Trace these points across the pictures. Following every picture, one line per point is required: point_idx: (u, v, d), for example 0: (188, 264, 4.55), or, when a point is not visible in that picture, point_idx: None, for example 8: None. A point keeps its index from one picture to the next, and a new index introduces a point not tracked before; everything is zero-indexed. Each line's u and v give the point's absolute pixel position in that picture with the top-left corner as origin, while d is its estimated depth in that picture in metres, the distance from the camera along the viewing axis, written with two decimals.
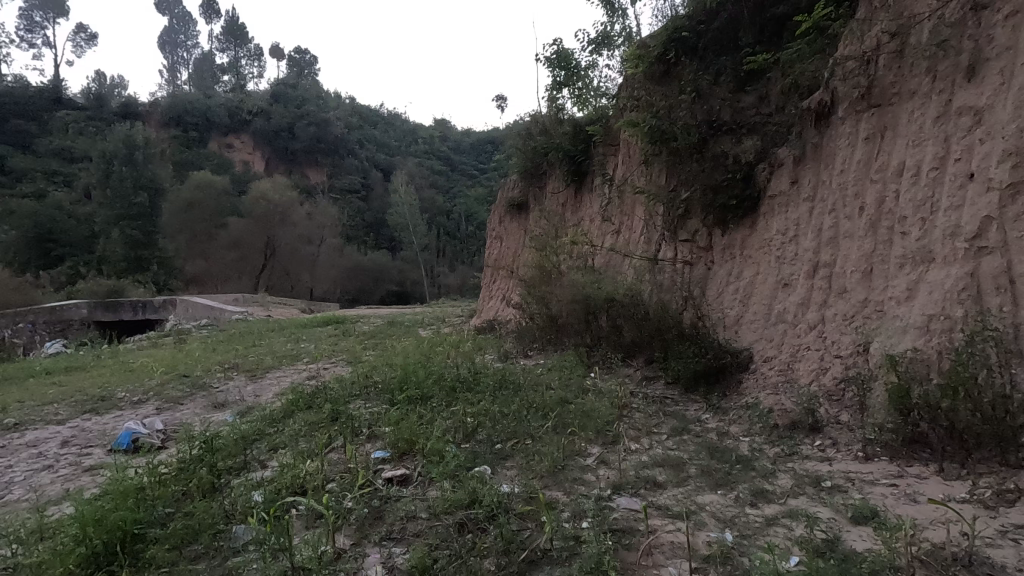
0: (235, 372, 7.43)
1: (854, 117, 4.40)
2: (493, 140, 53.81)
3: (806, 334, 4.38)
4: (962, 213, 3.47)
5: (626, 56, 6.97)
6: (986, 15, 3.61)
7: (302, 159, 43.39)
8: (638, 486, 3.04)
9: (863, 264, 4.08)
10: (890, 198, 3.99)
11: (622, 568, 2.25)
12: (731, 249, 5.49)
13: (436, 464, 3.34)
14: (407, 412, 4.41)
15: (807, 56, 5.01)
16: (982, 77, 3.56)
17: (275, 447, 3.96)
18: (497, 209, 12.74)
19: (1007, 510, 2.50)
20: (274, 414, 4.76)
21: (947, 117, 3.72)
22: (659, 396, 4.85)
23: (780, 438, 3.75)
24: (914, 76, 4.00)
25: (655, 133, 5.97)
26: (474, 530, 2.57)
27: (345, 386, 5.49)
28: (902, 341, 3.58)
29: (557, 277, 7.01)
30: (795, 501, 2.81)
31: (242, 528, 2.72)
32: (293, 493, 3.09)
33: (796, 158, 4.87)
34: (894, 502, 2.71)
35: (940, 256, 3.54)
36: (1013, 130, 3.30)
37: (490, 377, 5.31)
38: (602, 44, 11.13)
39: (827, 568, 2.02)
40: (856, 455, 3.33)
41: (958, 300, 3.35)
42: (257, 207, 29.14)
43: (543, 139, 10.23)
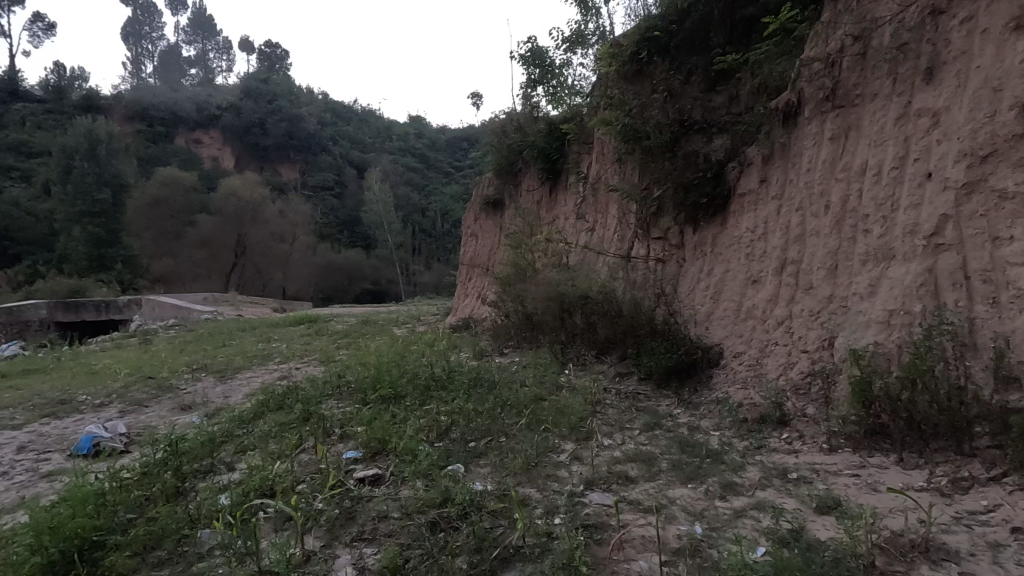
0: (204, 373, 7.27)
1: (819, 117, 4.50)
2: (469, 138, 53.55)
3: (774, 330, 4.48)
4: (920, 212, 3.58)
5: (600, 55, 7.05)
6: (944, 19, 3.72)
7: (274, 155, 42.58)
8: (610, 481, 3.07)
9: (829, 261, 4.17)
10: (854, 197, 4.09)
11: (594, 562, 2.27)
12: (702, 246, 5.58)
13: (408, 463, 3.32)
14: (380, 411, 4.37)
15: (774, 57, 5.12)
16: (939, 79, 3.68)
17: (243, 449, 3.87)
18: (473, 207, 12.71)
19: (962, 497, 2.59)
20: (244, 415, 4.67)
21: (907, 118, 3.84)
22: (631, 392, 4.90)
23: (749, 432, 3.81)
24: (877, 78, 4.11)
25: (627, 132, 6.04)
26: (446, 529, 2.55)
27: (318, 385, 5.41)
28: (865, 335, 3.70)
29: (532, 274, 7.04)
30: (762, 493, 2.87)
31: (208, 533, 2.64)
32: (263, 495, 3.03)
33: (764, 157, 4.97)
34: (856, 492, 2.79)
35: (900, 253, 3.66)
36: (967, 132, 3.42)
37: (464, 376, 5.28)
38: (576, 42, 11.26)
39: (793, 558, 2.07)
40: (821, 447, 3.41)
41: (917, 296, 3.46)
42: (227, 204, 28.47)
43: (518, 137, 10.25)
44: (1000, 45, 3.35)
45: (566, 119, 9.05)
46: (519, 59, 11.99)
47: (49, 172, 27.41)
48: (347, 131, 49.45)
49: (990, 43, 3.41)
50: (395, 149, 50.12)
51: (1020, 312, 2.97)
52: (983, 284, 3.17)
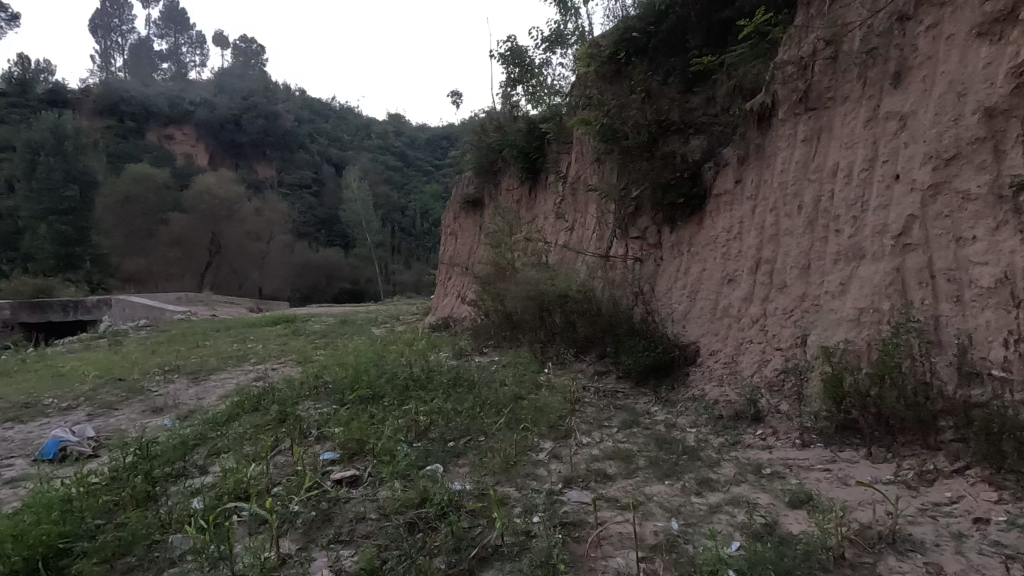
0: (177, 374, 7.11)
1: (793, 119, 4.59)
2: (449, 137, 53.26)
3: (749, 328, 4.56)
4: (889, 213, 3.68)
5: (579, 55, 7.11)
6: (911, 25, 3.82)
7: (250, 152, 41.87)
8: (589, 479, 3.09)
9: (802, 260, 4.26)
10: (826, 198, 4.19)
11: (572, 560, 2.28)
12: (679, 245, 5.65)
13: (386, 463, 3.29)
14: (358, 411, 4.33)
15: (749, 60, 5.16)
16: (906, 83, 3.78)
17: (216, 452, 3.80)
18: (453, 205, 12.68)
19: (927, 489, 2.67)
20: (218, 417, 4.58)
21: (876, 121, 3.94)
22: (610, 390, 4.94)
23: (724, 428, 3.87)
24: (847, 82, 4.20)
25: (606, 132, 6.09)
26: (425, 529, 2.54)
27: (295, 386, 5.35)
28: (836, 333, 3.79)
29: (512, 273, 7.04)
30: (737, 488, 2.92)
31: (180, 537, 2.59)
32: (237, 498, 2.98)
33: (740, 158, 5.05)
34: (827, 486, 2.86)
35: (870, 252, 3.75)
36: (932, 135, 3.52)
37: (444, 375, 5.26)
38: (555, 42, 11.31)
39: (766, 551, 2.11)
40: (794, 442, 3.48)
41: (886, 294, 3.56)
42: (202, 202, 27.91)
43: (497, 136, 10.25)
44: (964, 51, 3.45)
45: (546, 119, 9.08)
46: (498, 58, 11.99)
47: (13, 167, 26.52)
48: (325, 128, 48.84)
49: (955, 48, 3.51)
50: (375, 147, 49.58)
51: (981, 310, 3.08)
52: (947, 282, 3.27)
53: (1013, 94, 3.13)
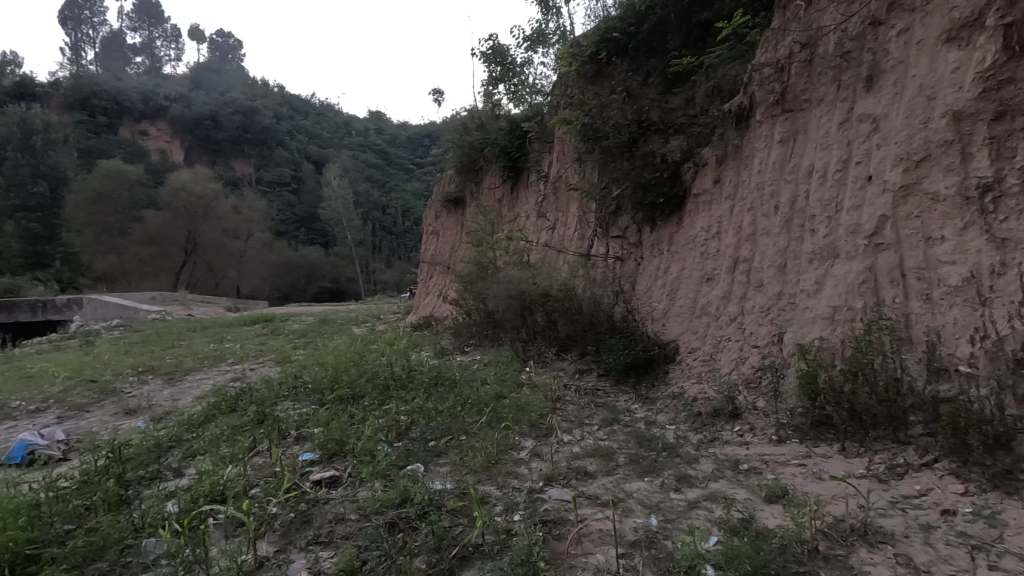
0: (151, 375, 6.96)
1: (770, 120, 4.67)
2: (430, 135, 52.95)
3: (727, 326, 4.63)
4: (862, 213, 3.77)
5: (560, 55, 7.14)
6: (883, 30, 3.90)
7: (227, 149, 41.12)
8: (569, 477, 3.10)
9: (779, 259, 4.33)
10: (801, 198, 4.26)
11: (552, 557, 2.29)
12: (659, 245, 5.71)
13: (366, 464, 3.27)
14: (337, 411, 4.29)
15: (727, 61, 5.27)
16: (879, 87, 3.87)
17: (192, 454, 3.73)
18: (434, 204, 12.63)
19: (898, 482, 2.74)
20: (194, 418, 4.50)
21: (849, 124, 4.03)
22: (591, 388, 4.96)
23: (703, 425, 3.92)
24: (822, 84, 4.29)
25: (587, 131, 6.14)
26: (405, 529, 2.53)
27: (273, 386, 5.28)
28: (811, 331, 3.87)
29: (493, 272, 7.04)
30: (715, 484, 2.96)
31: (153, 541, 2.54)
32: (213, 500, 2.93)
33: (718, 159, 5.12)
34: (802, 480, 2.92)
35: (843, 252, 3.84)
36: (903, 137, 3.61)
37: (425, 374, 5.24)
38: (537, 41, 11.33)
39: (742, 546, 2.15)
40: (770, 438, 3.53)
41: (859, 292, 3.64)
42: (177, 200, 27.34)
43: (479, 135, 10.24)
44: (933, 56, 3.54)
45: (527, 118, 9.09)
46: (480, 56, 11.99)
47: None
48: (305, 125, 48.20)
49: (924, 53, 3.60)
50: (355, 145, 49.06)
51: (949, 307, 3.16)
52: (917, 281, 3.36)
53: (980, 98, 3.22)
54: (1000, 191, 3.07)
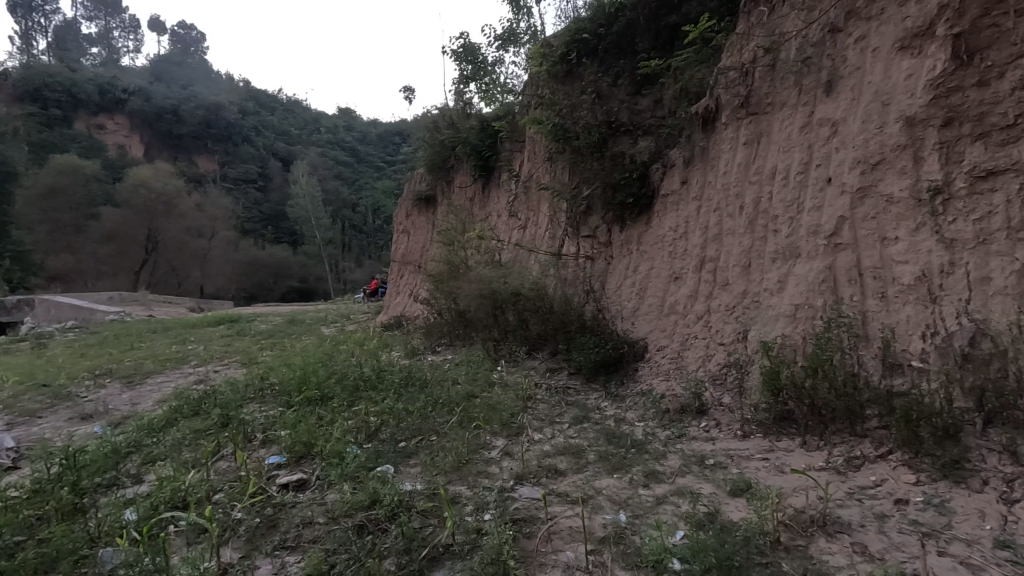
0: (108, 379, 6.70)
1: (735, 123, 4.78)
2: (401, 133, 52.42)
3: (694, 324, 4.72)
4: (822, 214, 3.89)
5: (531, 54, 7.18)
6: (842, 37, 4.03)
7: (190, 144, 39.89)
8: (540, 475, 3.12)
9: (744, 258, 4.44)
10: (765, 199, 4.38)
11: (522, 556, 2.29)
12: (629, 244, 5.79)
13: (335, 466, 3.22)
14: (305, 413, 4.22)
15: (693, 64, 5.37)
16: (837, 92, 4.00)
17: (152, 460, 3.61)
18: (405, 202, 12.53)
19: (855, 474, 2.84)
20: (154, 422, 4.35)
21: (810, 127, 4.15)
22: (562, 387, 4.99)
23: (671, 421, 3.98)
24: (785, 89, 4.41)
25: (557, 131, 6.21)
26: (374, 531, 2.51)
27: (239, 389, 5.15)
28: (774, 328, 3.98)
29: (464, 272, 7.02)
30: (682, 479, 3.02)
31: (110, 550, 2.44)
32: (174, 508, 2.84)
33: (686, 160, 5.21)
34: (766, 474, 3.00)
35: (805, 251, 3.96)
36: (860, 141, 3.73)
37: (395, 375, 5.18)
38: (508, 40, 11.37)
39: (708, 539, 2.20)
40: (735, 433, 3.61)
41: (820, 291, 3.77)
42: (137, 196, 26.42)
43: (450, 133, 10.20)
44: (888, 63, 3.67)
45: (498, 117, 9.09)
46: (451, 55, 11.96)
47: None
48: (271, 121, 47.13)
49: (880, 60, 3.73)
50: (325, 141, 48.16)
51: (903, 305, 3.30)
52: (874, 279, 3.49)
53: (931, 105, 3.35)
54: (948, 194, 3.22)
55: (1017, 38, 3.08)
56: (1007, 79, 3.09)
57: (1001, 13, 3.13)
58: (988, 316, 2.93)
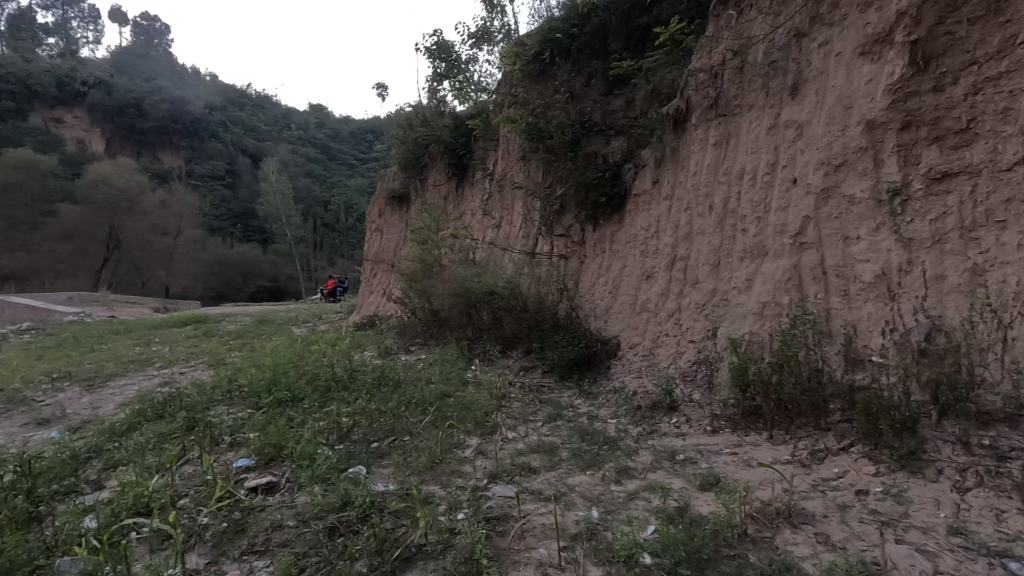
0: (67, 382, 6.46)
1: (705, 124, 4.87)
2: (374, 130, 51.80)
3: (666, 322, 4.79)
4: (788, 214, 4.00)
5: (504, 53, 7.19)
6: (806, 41, 4.15)
7: (154, 139, 38.69)
8: (513, 473, 3.13)
9: (713, 257, 4.53)
10: (734, 199, 4.47)
11: (495, 554, 2.29)
12: (602, 243, 5.84)
13: (306, 468, 3.17)
14: (275, 415, 4.14)
15: (664, 65, 5.46)
16: (803, 95, 4.10)
17: (113, 465, 3.49)
18: (378, 200, 12.40)
19: (819, 466, 2.92)
20: (116, 426, 4.21)
21: (777, 129, 4.25)
22: (536, 385, 5.01)
23: (643, 418, 4.03)
24: (752, 91, 4.51)
25: (531, 130, 6.19)
26: (346, 533, 2.48)
27: (206, 391, 5.02)
28: (743, 325, 4.07)
29: (438, 271, 6.98)
30: (653, 475, 3.07)
31: (68, 560, 2.36)
32: (137, 514, 2.76)
33: (657, 160, 5.28)
34: (734, 468, 3.06)
35: (771, 250, 4.06)
36: (824, 143, 3.84)
37: (367, 375, 5.13)
38: (482, 38, 11.35)
39: (678, 533, 2.24)
40: (705, 429, 3.68)
41: (786, 289, 3.87)
42: (97, 193, 25.50)
43: (424, 131, 10.12)
44: (850, 68, 3.78)
45: (472, 116, 9.07)
46: (425, 52, 11.88)
47: None
48: (240, 116, 46.04)
49: (842, 65, 3.84)
50: (295, 138, 47.28)
51: (864, 302, 3.41)
52: (837, 277, 3.60)
53: (890, 109, 3.47)
54: (906, 195, 3.34)
55: (970, 45, 3.20)
56: (961, 85, 3.21)
57: (955, 21, 3.25)
58: (943, 312, 3.05)
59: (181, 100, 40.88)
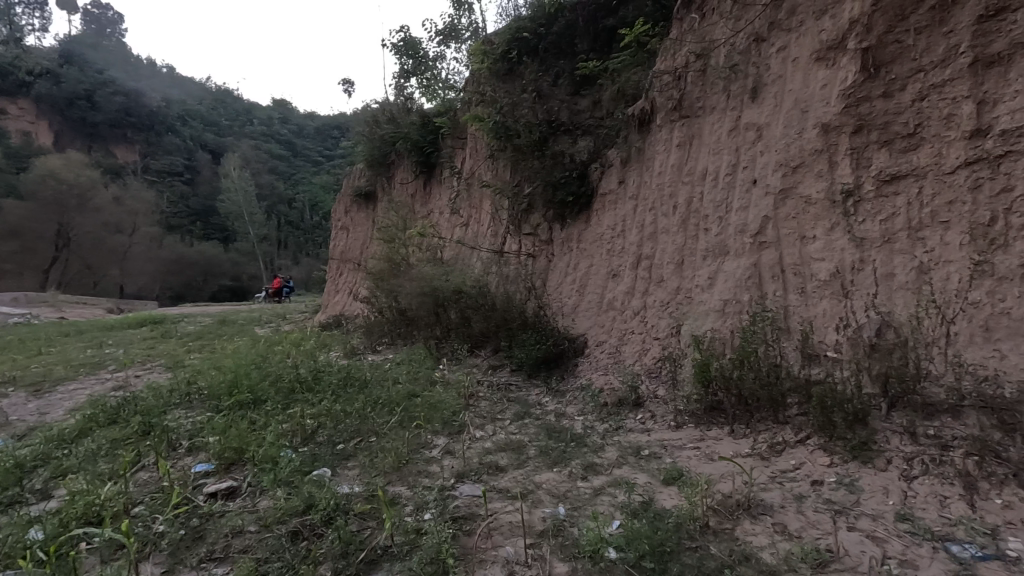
0: (11, 387, 6.14)
1: (669, 125, 4.96)
2: (339, 127, 50.86)
3: (631, 319, 4.86)
4: (748, 214, 4.11)
5: (472, 51, 7.18)
6: (765, 46, 4.27)
7: (106, 133, 37.13)
8: (481, 472, 3.13)
9: (677, 256, 4.62)
10: (696, 199, 4.57)
11: (461, 553, 2.29)
12: (569, 242, 5.88)
13: (267, 471, 3.10)
14: (236, 418, 4.02)
15: (630, 66, 5.54)
16: (762, 98, 4.22)
17: (62, 473, 3.34)
18: (344, 198, 12.21)
19: (777, 458, 3.02)
20: (65, 433, 4.03)
21: (737, 131, 4.37)
22: (504, 383, 5.02)
23: (609, 414, 4.08)
24: (714, 93, 4.62)
25: (498, 129, 6.19)
26: (309, 537, 2.43)
27: (162, 394, 4.85)
28: (705, 323, 4.16)
29: (405, 270, 6.91)
30: (619, 470, 3.11)
31: (10, 574, 2.24)
32: (87, 523, 2.65)
33: (623, 160, 5.36)
34: (696, 462, 3.14)
35: (732, 249, 4.17)
36: (782, 145, 3.97)
37: (333, 376, 5.04)
38: (450, 35, 11.28)
39: (642, 528, 2.27)
40: (669, 424, 3.75)
41: (747, 287, 3.98)
42: (45, 188, 24.31)
43: (390, 128, 10.00)
44: (807, 73, 3.91)
45: (439, 113, 9.00)
46: (391, 48, 11.74)
47: None
48: (199, 110, 44.58)
49: (799, 70, 3.97)
50: (258, 133, 46.05)
51: (820, 299, 3.54)
52: (795, 276, 3.72)
53: (843, 113, 3.60)
54: (859, 196, 3.47)
55: (917, 54, 3.33)
56: (908, 91, 3.35)
57: (903, 30, 3.39)
58: (892, 309, 3.19)
59: (136, 93, 39.32)
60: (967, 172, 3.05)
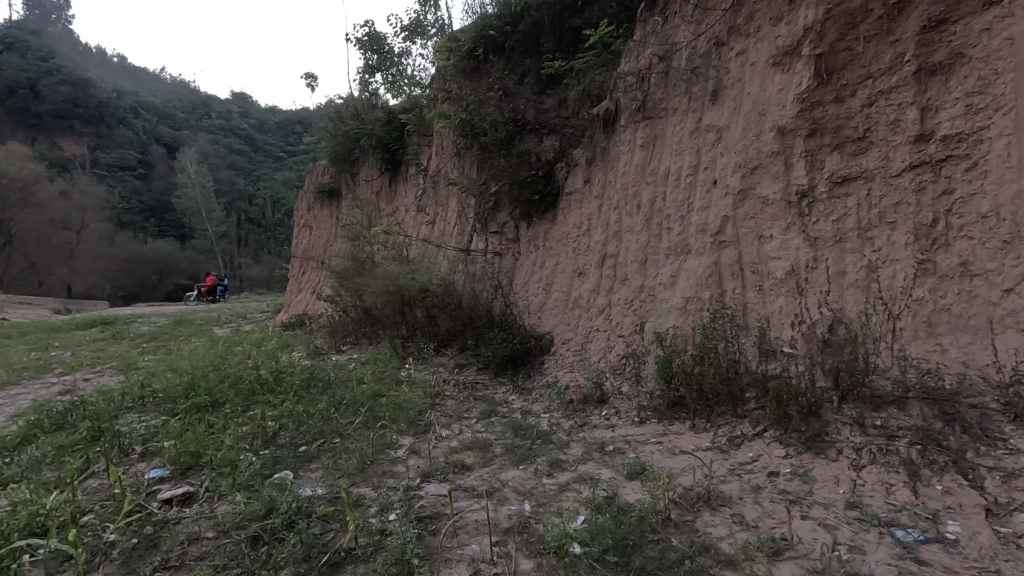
0: None
1: (632, 125, 5.04)
2: (302, 121, 49.66)
3: (597, 317, 4.92)
4: (709, 214, 4.21)
5: (438, 47, 7.13)
6: (725, 50, 4.38)
7: (52, 124, 35.37)
8: (447, 471, 3.11)
9: (641, 255, 4.69)
10: (659, 198, 4.65)
11: (426, 553, 2.28)
12: (535, 240, 5.91)
13: (226, 475, 3.01)
14: (192, 421, 3.89)
15: (595, 67, 5.61)
16: (722, 101, 4.33)
17: (3, 482, 3.17)
18: (307, 195, 11.95)
19: (735, 451, 3.11)
20: (7, 440, 3.83)
21: (698, 132, 4.47)
22: (470, 382, 5.00)
23: (575, 411, 4.13)
24: (676, 95, 4.71)
25: (465, 127, 6.17)
26: (270, 541, 2.38)
27: (113, 398, 4.64)
28: (668, 320, 4.24)
29: (370, 268, 6.82)
30: (584, 466, 3.15)
31: None
32: (30, 535, 2.52)
33: (588, 160, 5.42)
34: (659, 456, 3.20)
35: (694, 248, 4.26)
36: (741, 146, 4.08)
37: (295, 377, 4.93)
38: (416, 31, 11.17)
39: (606, 522, 2.31)
40: (633, 420, 3.81)
41: (708, 285, 4.08)
42: None
43: (354, 124, 9.85)
44: (764, 77, 4.03)
45: (405, 110, 8.90)
46: (356, 43, 11.56)
47: None
48: (152, 102, 42.87)
49: (757, 74, 4.09)
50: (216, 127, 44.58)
51: (777, 297, 3.67)
52: (753, 274, 3.84)
53: (798, 117, 3.73)
54: (812, 197, 3.60)
55: (866, 61, 3.48)
56: (858, 97, 3.49)
57: (853, 38, 3.53)
58: (843, 306, 3.32)
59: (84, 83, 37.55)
60: (912, 175, 3.19)
